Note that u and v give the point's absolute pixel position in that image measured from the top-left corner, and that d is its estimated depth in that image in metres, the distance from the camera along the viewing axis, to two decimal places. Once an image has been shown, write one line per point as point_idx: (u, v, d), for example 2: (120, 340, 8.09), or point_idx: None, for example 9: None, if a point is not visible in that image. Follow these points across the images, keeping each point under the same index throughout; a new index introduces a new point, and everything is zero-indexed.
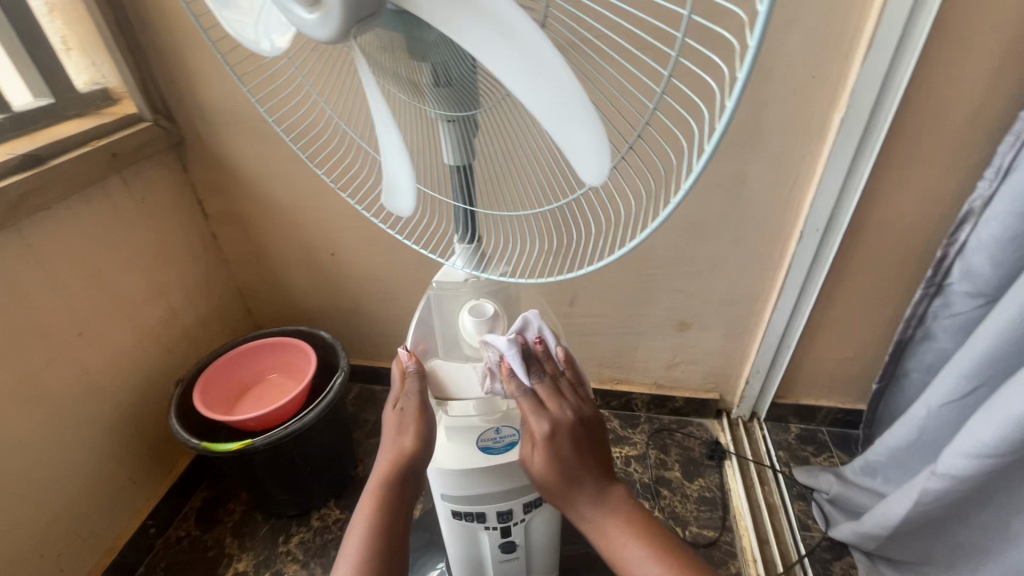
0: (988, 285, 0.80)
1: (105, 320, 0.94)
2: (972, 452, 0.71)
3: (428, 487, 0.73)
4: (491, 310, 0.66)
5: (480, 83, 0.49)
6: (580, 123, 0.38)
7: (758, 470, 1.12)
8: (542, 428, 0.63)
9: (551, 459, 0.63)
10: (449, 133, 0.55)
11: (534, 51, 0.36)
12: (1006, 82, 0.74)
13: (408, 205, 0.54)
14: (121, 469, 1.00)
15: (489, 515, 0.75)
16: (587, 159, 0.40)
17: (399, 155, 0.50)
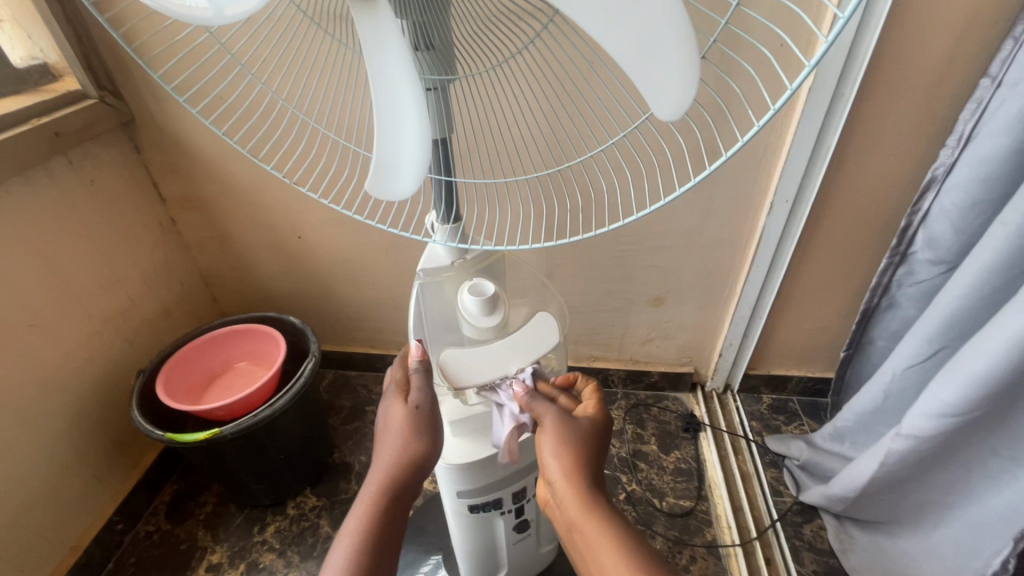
0: (949, 252, 0.82)
1: (56, 311, 0.89)
2: (935, 413, 0.73)
3: (440, 486, 0.70)
4: (491, 289, 0.61)
5: (459, 45, 0.45)
6: (663, 61, 0.34)
7: (732, 440, 1.15)
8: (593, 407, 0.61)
9: (591, 425, 0.59)
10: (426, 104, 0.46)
11: None
12: (967, 49, 0.75)
13: (412, 182, 0.44)
14: (81, 467, 0.96)
15: (505, 499, 0.73)
16: (665, 95, 0.35)
17: (403, 120, 0.41)
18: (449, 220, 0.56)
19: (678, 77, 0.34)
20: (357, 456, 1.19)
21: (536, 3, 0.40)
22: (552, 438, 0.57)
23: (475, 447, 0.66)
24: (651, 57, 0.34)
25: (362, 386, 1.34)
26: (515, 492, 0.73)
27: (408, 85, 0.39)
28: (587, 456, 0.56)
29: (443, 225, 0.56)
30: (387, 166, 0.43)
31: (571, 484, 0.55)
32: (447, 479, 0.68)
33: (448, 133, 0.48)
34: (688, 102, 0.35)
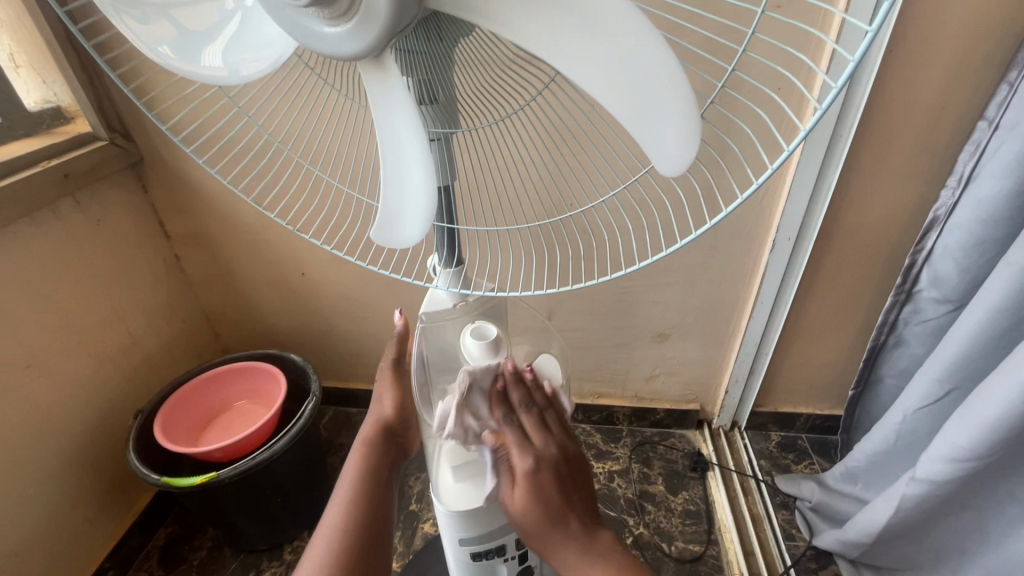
0: (955, 291, 0.82)
1: (57, 351, 0.89)
2: (949, 456, 0.71)
3: (441, 533, 0.67)
4: (495, 332, 0.61)
5: (462, 102, 0.46)
6: (666, 117, 0.34)
7: (741, 480, 1.12)
8: (525, 462, 0.56)
9: (531, 493, 0.55)
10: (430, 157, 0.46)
11: (621, 32, 0.33)
12: (961, 93, 0.76)
13: (413, 234, 0.44)
14: (73, 511, 0.93)
15: (508, 546, 0.71)
16: (666, 151, 0.35)
17: (409, 173, 0.41)
18: (452, 263, 0.55)
19: (686, 136, 0.34)
20: None
21: (535, 62, 0.41)
22: (523, 490, 0.55)
23: (475, 491, 0.64)
24: (650, 111, 0.34)
25: None
26: (518, 538, 0.71)
27: (412, 140, 0.40)
28: (545, 506, 0.55)
29: (445, 268, 0.56)
30: (395, 218, 0.44)
31: (533, 519, 0.55)
32: (448, 525, 0.66)
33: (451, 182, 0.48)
34: (690, 158, 0.35)
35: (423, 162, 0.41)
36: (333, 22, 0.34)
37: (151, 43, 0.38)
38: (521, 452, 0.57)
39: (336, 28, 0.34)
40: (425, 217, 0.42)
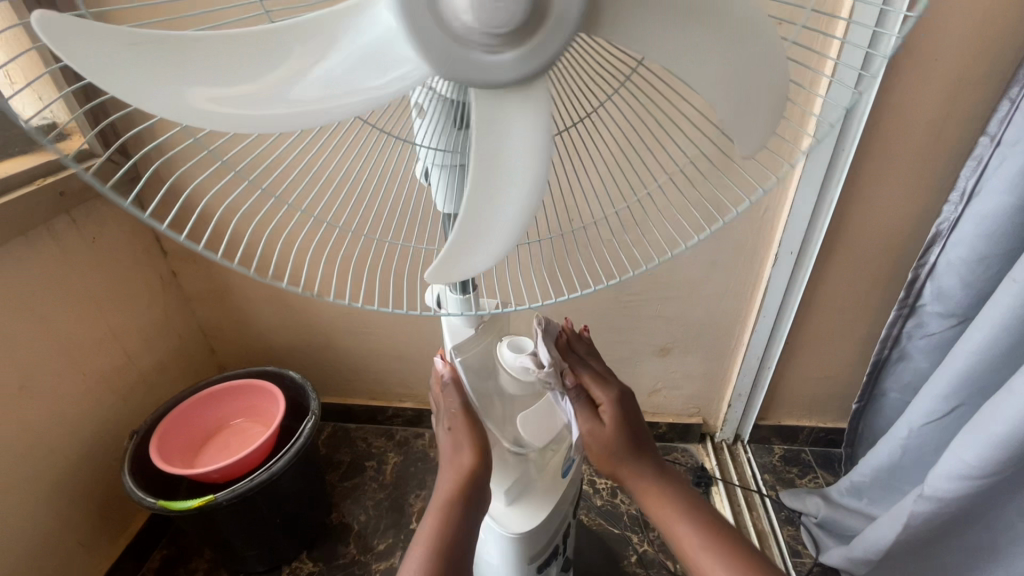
0: (959, 305, 0.81)
1: (50, 371, 0.87)
2: (958, 474, 0.70)
3: (502, 560, 0.70)
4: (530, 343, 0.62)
5: None
6: (755, 104, 0.39)
7: (745, 495, 1.11)
8: (606, 394, 0.66)
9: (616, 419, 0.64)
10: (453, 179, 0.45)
11: (720, 22, 0.37)
12: (960, 109, 0.76)
13: (499, 249, 0.42)
14: (65, 535, 0.91)
15: (554, 548, 0.75)
16: (752, 131, 0.40)
17: (512, 180, 0.39)
18: (463, 289, 0.55)
19: (770, 114, 0.40)
20: (357, 515, 1.15)
21: (614, 59, 0.41)
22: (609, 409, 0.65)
23: (530, 511, 0.67)
24: (743, 97, 0.39)
25: (362, 439, 1.30)
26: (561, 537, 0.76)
27: (514, 146, 0.38)
28: (625, 430, 0.65)
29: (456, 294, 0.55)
30: (469, 251, 0.41)
31: (618, 442, 0.64)
32: (501, 548, 0.68)
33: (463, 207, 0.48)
34: (770, 133, 0.41)
35: (522, 169, 0.39)
36: (494, 51, 0.33)
37: (125, 91, 0.31)
38: (598, 389, 0.66)
39: (501, 55, 0.34)
40: (521, 227, 0.41)
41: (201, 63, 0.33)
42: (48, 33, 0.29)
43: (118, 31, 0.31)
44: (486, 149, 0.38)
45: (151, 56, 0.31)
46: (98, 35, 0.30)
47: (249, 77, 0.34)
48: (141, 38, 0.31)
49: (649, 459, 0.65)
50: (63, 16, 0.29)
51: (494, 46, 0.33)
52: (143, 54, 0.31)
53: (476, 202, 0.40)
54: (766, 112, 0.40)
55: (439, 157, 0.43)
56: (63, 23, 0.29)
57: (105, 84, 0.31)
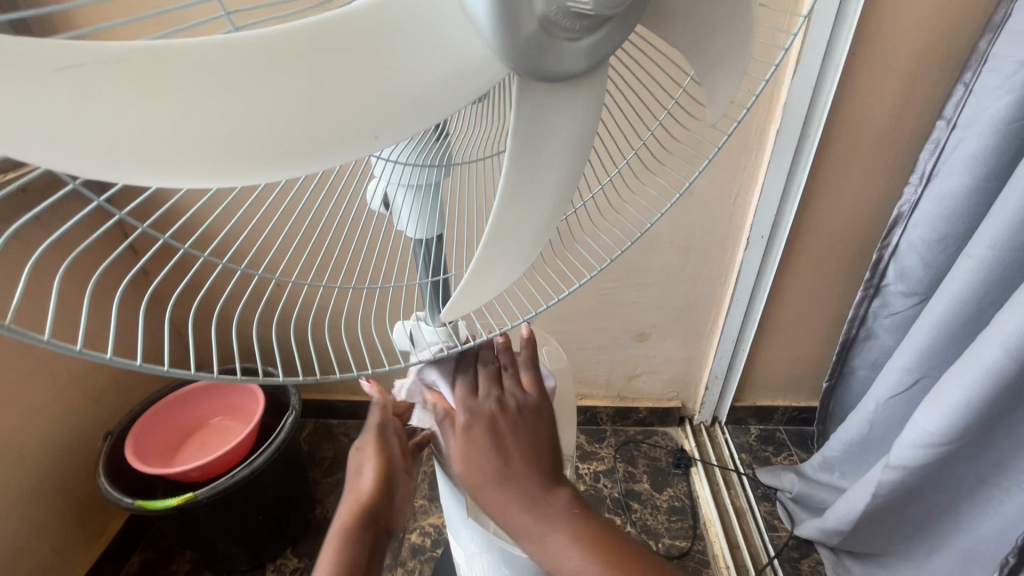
0: (920, 284, 0.85)
1: (18, 374, 0.84)
2: (920, 443, 0.73)
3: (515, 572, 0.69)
4: None
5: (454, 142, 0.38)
6: (723, 55, 0.38)
7: (723, 474, 1.14)
8: (462, 415, 0.49)
9: (468, 450, 0.48)
10: (419, 204, 0.40)
11: None
12: (919, 94, 0.80)
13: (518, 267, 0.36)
14: (39, 541, 0.89)
15: None
16: (719, 82, 0.40)
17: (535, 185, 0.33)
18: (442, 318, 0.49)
19: (738, 59, 0.38)
20: None
21: None
22: (461, 439, 0.48)
23: None
24: (709, 52, 0.38)
25: (344, 434, 1.29)
26: None
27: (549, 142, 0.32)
28: (485, 457, 0.47)
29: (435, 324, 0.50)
30: (484, 278, 0.34)
31: (475, 475, 0.47)
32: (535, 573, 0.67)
33: (440, 230, 0.44)
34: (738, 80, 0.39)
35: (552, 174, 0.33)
36: (573, 38, 0.27)
37: (64, 151, 0.19)
38: (457, 407, 0.50)
39: (579, 42, 0.27)
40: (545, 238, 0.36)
41: (178, 89, 0.21)
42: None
43: (40, 53, 0.19)
44: (522, 160, 0.31)
45: (105, 92, 0.20)
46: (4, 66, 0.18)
47: (246, 107, 0.22)
48: (87, 63, 0.19)
49: (527, 481, 0.47)
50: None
51: (579, 31, 0.27)
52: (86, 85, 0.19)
53: (502, 224, 0.33)
54: (735, 67, 0.38)
55: (410, 174, 0.37)
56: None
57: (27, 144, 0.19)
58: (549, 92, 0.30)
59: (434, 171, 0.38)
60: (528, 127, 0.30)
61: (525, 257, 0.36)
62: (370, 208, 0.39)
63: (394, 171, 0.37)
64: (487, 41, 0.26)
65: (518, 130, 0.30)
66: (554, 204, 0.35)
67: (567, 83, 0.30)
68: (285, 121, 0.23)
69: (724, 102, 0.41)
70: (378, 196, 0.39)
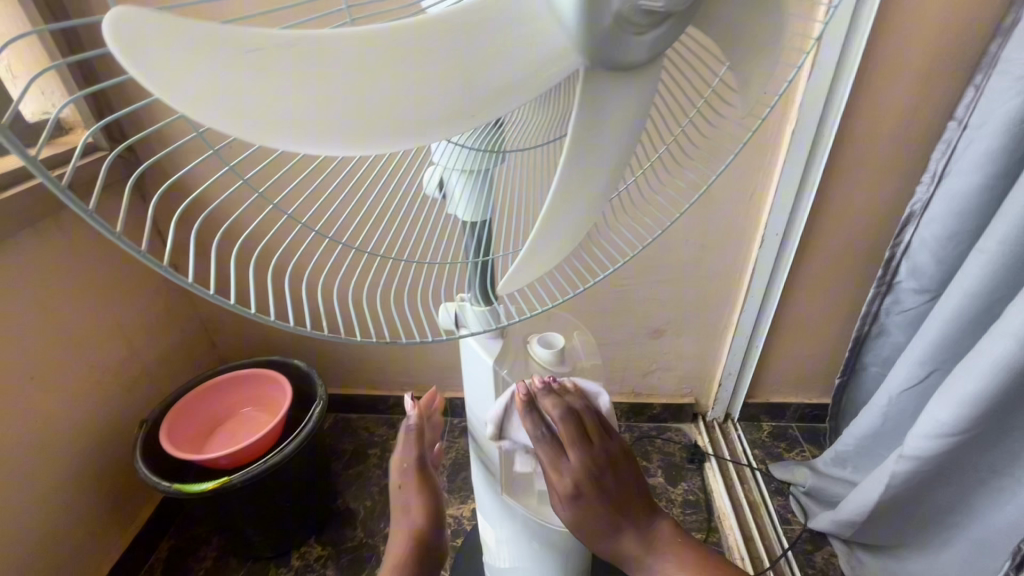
0: (932, 281, 0.88)
1: (59, 362, 0.88)
2: (933, 432, 0.76)
3: (548, 550, 0.72)
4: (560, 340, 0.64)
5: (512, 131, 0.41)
6: (756, 53, 0.41)
7: (737, 469, 1.16)
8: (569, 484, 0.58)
9: (579, 515, 0.59)
10: (472, 188, 0.43)
11: None
12: (930, 96, 0.82)
13: (566, 245, 0.40)
14: (76, 524, 0.92)
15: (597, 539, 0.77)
16: (752, 78, 0.43)
17: (591, 168, 0.36)
18: (486, 301, 0.52)
19: (770, 58, 0.41)
20: (362, 501, 1.17)
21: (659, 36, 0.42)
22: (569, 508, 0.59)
23: None
24: (743, 51, 0.41)
25: (364, 428, 1.33)
26: None
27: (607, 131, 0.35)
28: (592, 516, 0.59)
29: (478, 307, 0.53)
30: (536, 256, 0.38)
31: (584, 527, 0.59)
32: (558, 549, 0.72)
33: (487, 216, 0.46)
34: (770, 75, 0.42)
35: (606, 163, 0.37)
36: (639, 31, 0.29)
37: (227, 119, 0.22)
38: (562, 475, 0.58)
39: (644, 35, 0.29)
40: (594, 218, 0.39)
41: (316, 71, 0.24)
42: (118, 39, 0.19)
43: (214, 33, 0.21)
44: (582, 143, 0.34)
45: (262, 72, 0.23)
46: (187, 38, 0.21)
47: (367, 89, 0.25)
48: (249, 43, 0.22)
49: (630, 529, 0.61)
50: (140, 10, 0.20)
51: (645, 25, 0.29)
52: (247, 64, 0.22)
53: (558, 203, 0.36)
54: (766, 58, 0.41)
55: (467, 158, 0.40)
56: (136, 20, 0.20)
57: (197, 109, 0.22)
58: (608, 81, 0.33)
59: (488, 157, 0.41)
60: (588, 114, 0.33)
61: (574, 233, 0.39)
62: (426, 189, 0.42)
63: (452, 155, 0.40)
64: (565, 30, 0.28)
65: (580, 116, 0.33)
66: (601, 188, 0.38)
67: (627, 73, 0.33)
68: (398, 103, 0.26)
69: (755, 93, 0.44)
70: (434, 178, 0.42)
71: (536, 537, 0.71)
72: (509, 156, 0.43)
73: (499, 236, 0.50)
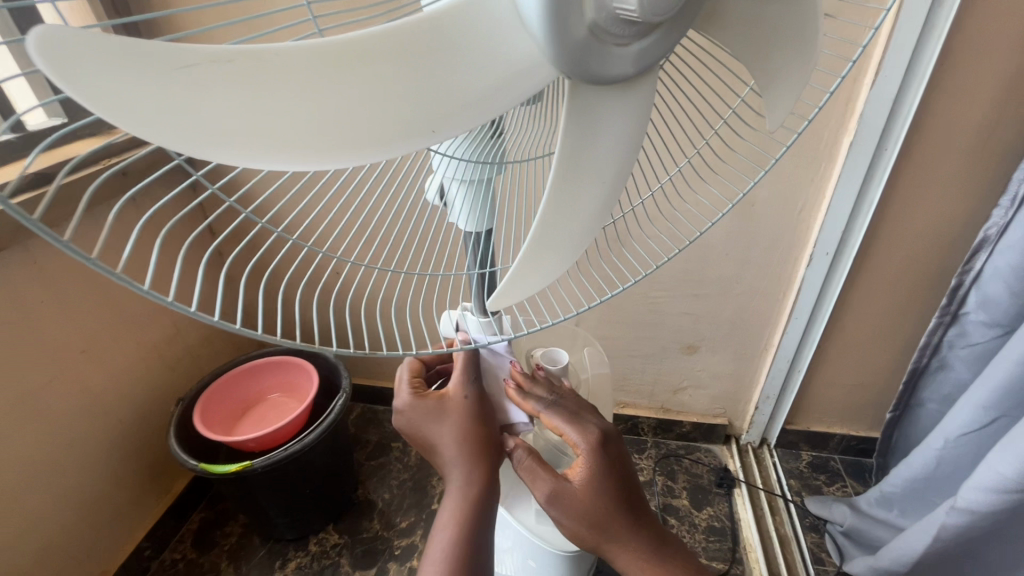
0: (1004, 315, 0.78)
1: (109, 338, 0.94)
2: (993, 486, 0.67)
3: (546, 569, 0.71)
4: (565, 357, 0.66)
5: (510, 140, 0.40)
6: (785, 64, 0.37)
7: (769, 499, 1.09)
8: (586, 437, 0.55)
9: (598, 476, 0.53)
10: (472, 200, 0.42)
11: None
12: (1017, 107, 0.73)
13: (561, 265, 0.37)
14: (117, 491, 0.98)
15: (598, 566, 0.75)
16: (778, 95, 0.39)
17: (584, 186, 0.34)
18: (486, 313, 0.51)
19: (801, 73, 0.37)
20: (381, 493, 1.19)
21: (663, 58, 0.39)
22: (589, 466, 0.54)
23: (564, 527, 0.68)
24: (771, 65, 0.37)
25: (389, 421, 1.35)
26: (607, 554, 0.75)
27: (603, 145, 0.33)
28: (606, 487, 0.53)
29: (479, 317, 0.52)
30: (527, 279, 0.36)
31: (599, 501, 0.53)
32: (559, 567, 0.70)
33: (489, 226, 0.45)
34: (801, 91, 0.38)
35: (602, 181, 0.34)
36: (619, 43, 0.28)
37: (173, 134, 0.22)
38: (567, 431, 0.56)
39: (626, 47, 0.28)
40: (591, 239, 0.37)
41: (272, 86, 0.24)
42: (57, 59, 0.19)
43: (161, 50, 0.21)
44: (575, 158, 0.32)
45: (211, 85, 0.22)
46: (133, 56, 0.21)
47: (324, 102, 0.25)
48: (195, 59, 0.22)
49: (639, 515, 0.55)
50: (73, 28, 0.20)
51: (626, 36, 0.28)
52: (197, 79, 0.22)
53: (550, 223, 0.34)
54: (798, 72, 0.37)
55: (464, 170, 0.39)
56: (78, 38, 0.20)
57: (145, 126, 0.22)
58: (597, 94, 0.30)
59: (489, 168, 0.40)
60: (577, 129, 0.31)
61: (571, 253, 0.37)
62: (427, 198, 0.41)
63: (450, 165, 0.39)
64: (535, 41, 0.27)
65: (568, 133, 0.31)
66: (597, 206, 0.35)
67: (620, 88, 0.31)
68: (354, 117, 0.25)
69: (784, 111, 0.40)
70: (434, 186, 0.41)
71: (535, 554, 0.69)
72: (508, 165, 0.42)
73: (501, 246, 0.49)
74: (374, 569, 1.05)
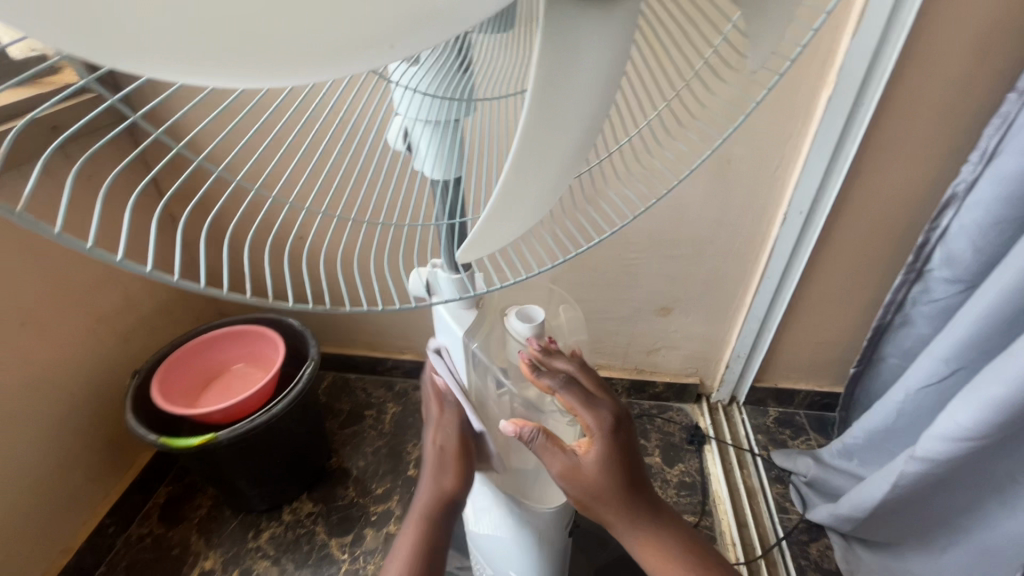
0: (967, 270, 0.80)
1: (50, 310, 0.87)
2: (950, 436, 0.70)
3: (522, 528, 0.71)
4: (539, 313, 0.61)
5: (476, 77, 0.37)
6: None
7: (737, 453, 1.13)
8: (596, 421, 0.56)
9: (603, 462, 0.56)
10: (437, 143, 0.39)
11: None
12: (992, 61, 0.72)
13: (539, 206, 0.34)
14: (71, 469, 0.94)
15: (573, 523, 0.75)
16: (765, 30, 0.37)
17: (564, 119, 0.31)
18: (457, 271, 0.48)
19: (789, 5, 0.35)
20: (356, 461, 1.17)
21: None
22: (597, 453, 0.56)
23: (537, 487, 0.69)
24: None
25: (362, 389, 1.32)
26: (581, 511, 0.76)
27: (585, 69, 0.29)
28: (609, 474, 0.56)
29: (450, 276, 0.49)
30: (499, 224, 0.33)
31: (602, 487, 0.56)
32: (536, 528, 0.70)
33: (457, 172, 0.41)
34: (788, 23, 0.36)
35: (584, 114, 0.31)
36: None
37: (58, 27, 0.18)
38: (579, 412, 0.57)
39: None
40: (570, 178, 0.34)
41: None
42: None
43: None
44: (550, 93, 0.29)
45: None
46: None
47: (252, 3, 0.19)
48: None
49: (637, 501, 0.58)
50: None
51: None
52: None
53: (524, 158, 0.31)
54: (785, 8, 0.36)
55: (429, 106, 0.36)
56: None
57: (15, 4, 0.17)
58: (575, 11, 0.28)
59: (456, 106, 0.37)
60: (553, 52, 0.28)
61: (549, 194, 0.34)
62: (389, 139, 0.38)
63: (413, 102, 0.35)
64: None
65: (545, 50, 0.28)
66: (575, 144, 0.32)
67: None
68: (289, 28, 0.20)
69: (770, 45, 0.38)
70: (397, 128, 0.37)
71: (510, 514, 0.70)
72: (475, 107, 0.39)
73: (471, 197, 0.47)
74: (350, 536, 1.05)
